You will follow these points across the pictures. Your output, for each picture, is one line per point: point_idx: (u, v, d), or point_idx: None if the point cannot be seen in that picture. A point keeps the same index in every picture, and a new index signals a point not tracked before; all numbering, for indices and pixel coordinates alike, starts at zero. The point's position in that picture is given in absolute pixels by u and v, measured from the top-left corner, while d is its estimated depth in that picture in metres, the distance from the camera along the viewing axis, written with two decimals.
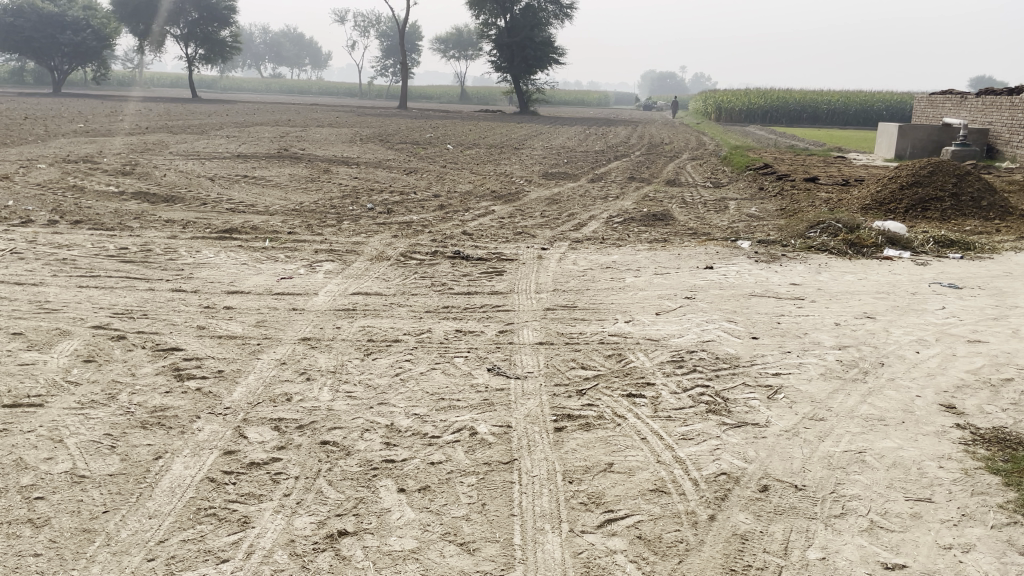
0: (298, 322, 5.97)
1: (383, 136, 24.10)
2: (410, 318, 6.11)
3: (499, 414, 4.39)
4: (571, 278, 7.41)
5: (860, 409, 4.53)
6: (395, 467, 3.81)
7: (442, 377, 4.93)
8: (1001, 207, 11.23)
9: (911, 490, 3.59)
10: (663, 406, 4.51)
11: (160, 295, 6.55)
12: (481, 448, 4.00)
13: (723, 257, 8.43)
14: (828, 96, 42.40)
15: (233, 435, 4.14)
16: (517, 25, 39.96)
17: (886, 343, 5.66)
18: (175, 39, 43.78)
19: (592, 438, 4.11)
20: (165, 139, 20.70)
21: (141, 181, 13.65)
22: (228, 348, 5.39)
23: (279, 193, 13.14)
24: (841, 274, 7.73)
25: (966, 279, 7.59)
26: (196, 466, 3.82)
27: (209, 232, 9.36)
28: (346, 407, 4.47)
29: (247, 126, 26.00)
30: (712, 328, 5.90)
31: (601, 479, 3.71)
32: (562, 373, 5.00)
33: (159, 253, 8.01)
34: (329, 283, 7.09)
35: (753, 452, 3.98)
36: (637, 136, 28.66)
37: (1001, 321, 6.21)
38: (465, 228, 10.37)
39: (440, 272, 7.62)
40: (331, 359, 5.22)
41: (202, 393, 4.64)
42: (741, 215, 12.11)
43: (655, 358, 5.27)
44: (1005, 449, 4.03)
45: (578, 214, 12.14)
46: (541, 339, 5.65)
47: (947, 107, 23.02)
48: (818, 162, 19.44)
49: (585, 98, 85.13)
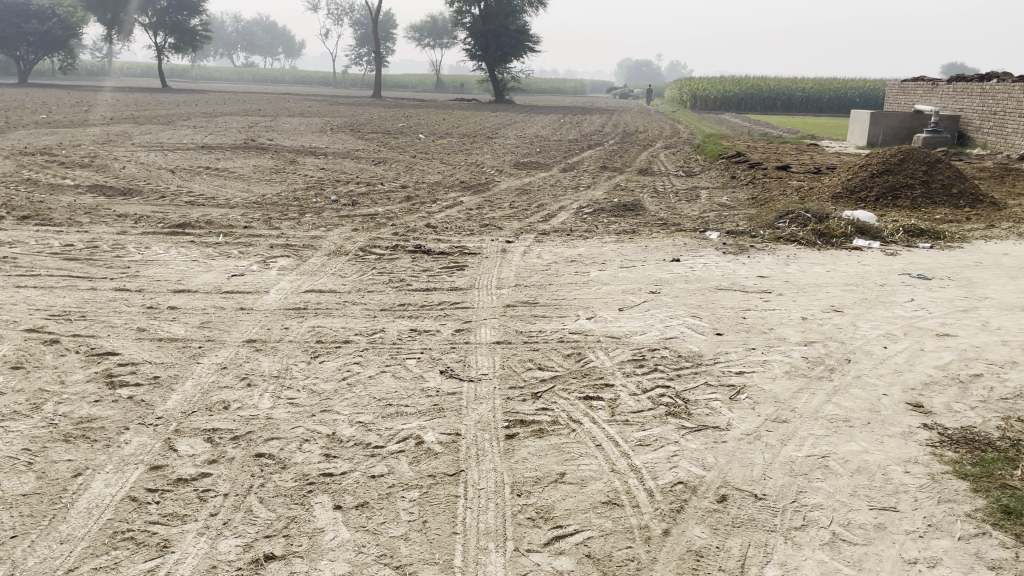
0: (245, 322, 5.70)
1: (353, 125, 23.70)
2: (363, 317, 5.86)
3: (449, 420, 4.17)
4: (534, 273, 7.18)
5: (825, 409, 4.35)
6: (333, 482, 3.58)
7: (391, 381, 4.69)
8: (971, 194, 11.15)
9: (875, 498, 3.42)
10: (621, 409, 4.31)
11: (101, 295, 6.24)
12: (426, 459, 3.77)
13: (690, 249, 8.25)
14: (802, 83, 42.39)
15: (162, 448, 3.89)
16: (491, 13, 39.63)
17: (853, 338, 5.50)
18: (143, 28, 42.87)
19: (545, 446, 3.89)
20: (128, 129, 20.20)
21: (98, 173, 13.23)
22: (167, 352, 5.11)
23: (241, 185, 12.79)
24: (809, 265, 7.57)
25: (935, 269, 7.47)
26: (118, 484, 3.57)
27: (162, 227, 9.02)
28: (286, 415, 4.22)
29: (215, 116, 25.54)
30: (676, 325, 5.71)
31: (552, 491, 3.50)
32: (518, 375, 4.78)
33: (107, 250, 7.69)
34: (281, 280, 6.82)
35: (712, 458, 3.79)
36: (611, 125, 28.45)
37: (971, 313, 6.07)
38: (430, 220, 10.12)
39: (400, 267, 7.37)
40: (275, 362, 4.96)
41: (133, 403, 4.37)
42: (711, 204, 11.96)
43: (616, 357, 5.07)
44: (973, 452, 3.88)
45: (547, 205, 11.93)
46: (498, 338, 5.43)
47: (919, 94, 23.00)
48: (789, 149, 19.35)
49: (560, 86, 84.78)
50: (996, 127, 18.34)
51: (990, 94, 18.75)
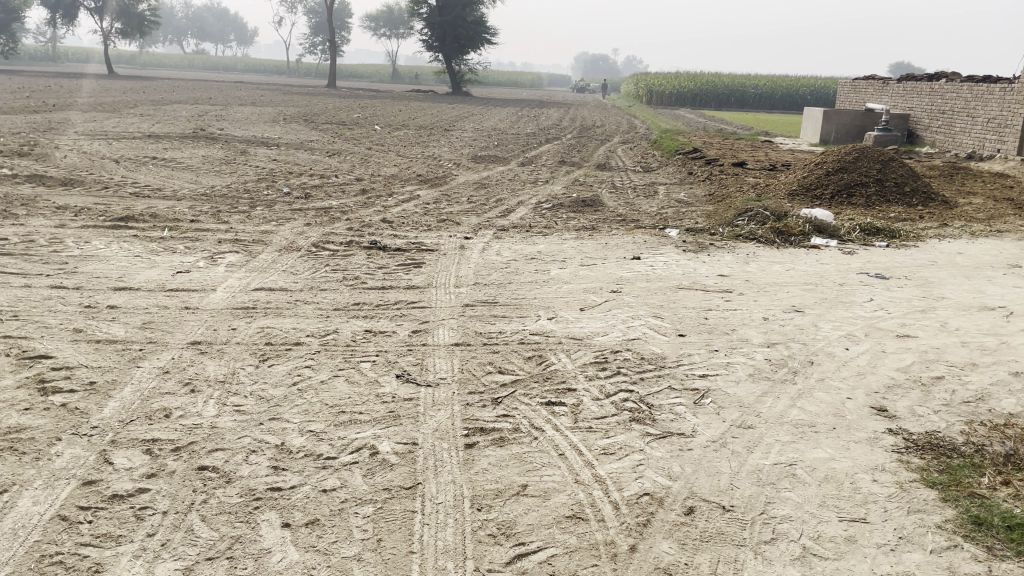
0: (190, 322, 5.43)
1: (307, 116, 23.18)
2: (315, 317, 5.63)
3: (406, 429, 3.98)
4: (493, 271, 7.01)
5: (790, 414, 4.27)
6: (281, 497, 3.37)
7: (345, 386, 4.48)
8: (923, 193, 11.29)
9: (844, 509, 3.33)
10: (584, 415, 4.17)
11: (35, 294, 5.90)
12: (381, 471, 3.58)
13: (651, 247, 8.17)
14: (755, 80, 42.84)
15: (97, 461, 3.64)
16: (448, 4, 39.23)
17: (815, 339, 5.44)
18: (88, 13, 41.47)
19: (505, 456, 3.73)
20: (71, 117, 19.46)
21: (38, 163, 12.68)
22: (105, 355, 4.82)
23: (189, 177, 12.36)
24: (769, 264, 7.54)
25: (892, 268, 7.50)
26: (47, 501, 3.32)
27: (104, 220, 8.63)
28: (231, 424, 3.99)
29: (163, 104, 24.75)
30: (638, 326, 5.59)
31: (513, 505, 3.35)
32: (477, 380, 4.61)
33: (43, 245, 7.30)
34: (229, 277, 6.53)
35: (677, 467, 3.67)
36: (569, 119, 28.38)
37: (929, 314, 6.07)
38: (386, 215, 9.88)
39: (354, 264, 7.14)
40: (221, 366, 4.71)
41: (66, 411, 4.09)
42: (670, 200, 11.92)
43: (578, 360, 4.94)
44: (940, 459, 3.83)
45: (505, 200, 11.77)
46: (457, 340, 5.25)
47: (871, 92, 23.33)
48: (745, 146, 19.49)
49: (517, 79, 84.72)
50: (944, 126, 18.69)
51: (939, 93, 19.11)
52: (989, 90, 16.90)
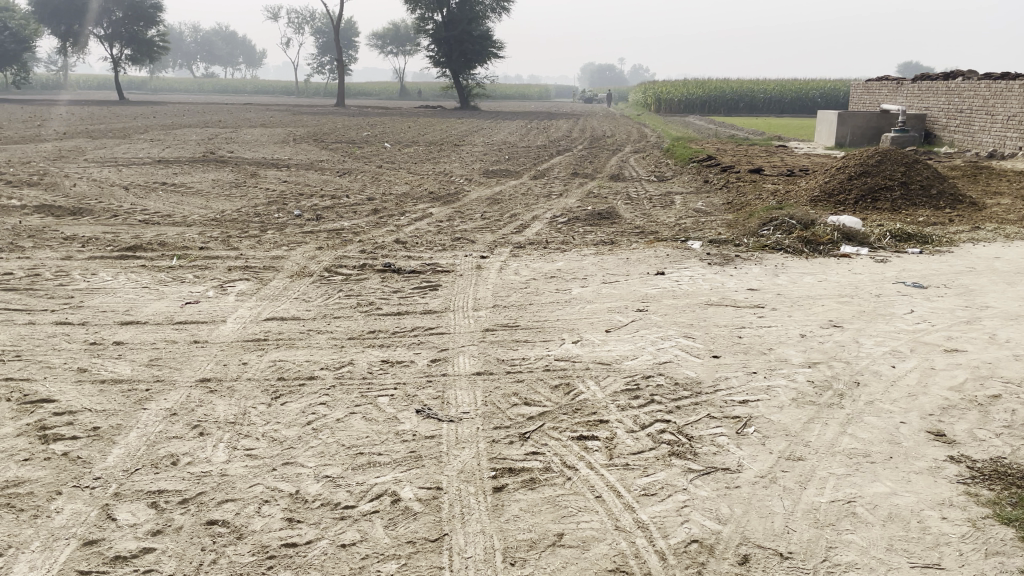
0: (199, 358, 5.18)
1: (316, 135, 23.02)
2: (329, 348, 5.37)
3: (428, 471, 3.71)
4: (512, 291, 6.75)
5: (841, 442, 3.97)
6: (297, 555, 3.11)
7: (362, 424, 4.20)
8: (950, 195, 10.94)
9: (914, 554, 3.03)
10: (619, 451, 3.88)
11: (39, 331, 5.66)
12: (404, 521, 3.30)
13: (674, 261, 7.87)
14: (765, 86, 42.52)
15: (99, 516, 3.38)
16: (454, 20, 39.11)
17: (858, 356, 5.13)
18: (98, 40, 41.55)
19: (538, 501, 3.45)
20: (82, 144, 19.42)
21: (47, 192, 12.54)
22: (110, 397, 4.58)
23: (199, 202, 12.17)
24: (800, 275, 7.23)
25: (930, 276, 7.17)
26: (44, 566, 3.06)
27: (111, 250, 8.41)
28: (242, 471, 3.73)
29: (174, 128, 24.71)
30: (669, 347, 5.30)
31: (549, 558, 3.06)
32: (502, 413, 4.32)
33: (49, 278, 7.10)
34: (239, 307, 6.30)
35: (726, 508, 3.37)
36: (580, 130, 28.13)
37: (975, 325, 5.74)
38: (399, 235, 9.64)
39: (368, 289, 6.89)
40: (231, 405, 4.45)
41: (67, 460, 3.84)
42: (688, 210, 11.65)
43: (608, 388, 4.64)
44: (1011, 489, 3.51)
45: (520, 215, 11.51)
46: (478, 368, 4.97)
47: (886, 93, 22.94)
48: (759, 152, 19.18)
49: (525, 92, 84.76)
50: (964, 125, 18.31)
51: (956, 92, 18.72)
52: (1009, 87, 16.51)
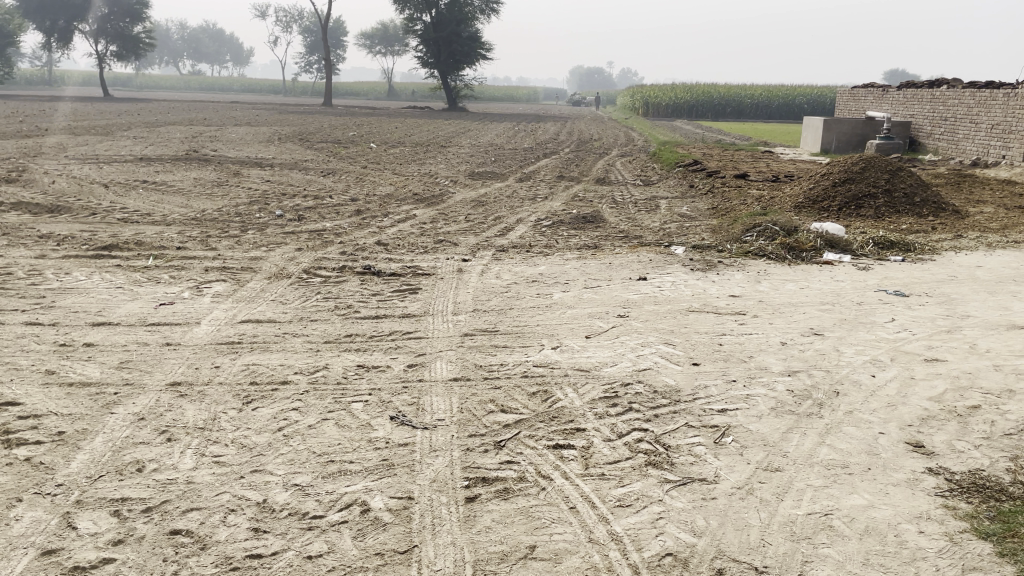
0: (170, 361, 5.08)
1: (301, 135, 22.88)
2: (304, 351, 5.28)
3: (400, 480, 3.63)
4: (493, 295, 6.68)
5: (819, 453, 3.92)
6: (262, 567, 3.02)
7: (335, 431, 4.12)
8: (933, 203, 10.97)
9: (891, 569, 2.99)
10: (595, 460, 3.82)
11: (7, 332, 5.55)
12: (373, 532, 3.23)
13: (656, 266, 7.83)
14: (752, 91, 42.66)
15: (59, 525, 3.28)
16: (442, 21, 39.00)
17: (838, 365, 5.09)
18: (84, 36, 41.21)
19: (512, 511, 3.38)
20: (64, 140, 19.20)
21: (26, 189, 12.36)
22: (77, 400, 4.47)
23: (179, 201, 12.03)
24: (782, 282, 7.22)
25: (912, 284, 7.16)
26: None
27: (86, 249, 8.27)
28: (209, 478, 3.64)
29: (158, 126, 24.47)
30: (649, 354, 5.25)
31: (520, 571, 2.99)
32: (478, 421, 4.25)
33: (21, 277, 6.96)
34: (215, 308, 6.20)
35: (702, 520, 3.31)
36: (567, 133, 28.09)
37: (956, 335, 5.72)
38: (381, 237, 9.55)
39: (347, 291, 6.80)
40: (201, 410, 4.36)
41: (29, 466, 3.74)
42: (673, 215, 11.63)
43: (586, 395, 4.58)
44: (989, 502, 3.48)
45: (504, 217, 11.46)
46: (455, 374, 4.90)
47: (871, 99, 23.03)
48: (745, 157, 19.20)
49: (513, 94, 84.75)
50: (948, 133, 18.40)
51: (941, 100, 18.81)
52: (992, 96, 16.61)
